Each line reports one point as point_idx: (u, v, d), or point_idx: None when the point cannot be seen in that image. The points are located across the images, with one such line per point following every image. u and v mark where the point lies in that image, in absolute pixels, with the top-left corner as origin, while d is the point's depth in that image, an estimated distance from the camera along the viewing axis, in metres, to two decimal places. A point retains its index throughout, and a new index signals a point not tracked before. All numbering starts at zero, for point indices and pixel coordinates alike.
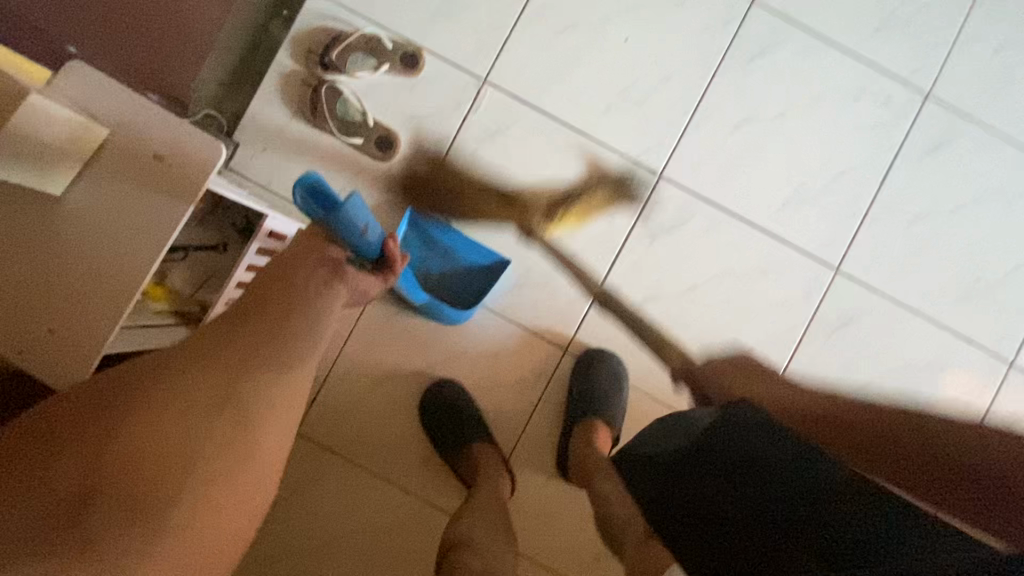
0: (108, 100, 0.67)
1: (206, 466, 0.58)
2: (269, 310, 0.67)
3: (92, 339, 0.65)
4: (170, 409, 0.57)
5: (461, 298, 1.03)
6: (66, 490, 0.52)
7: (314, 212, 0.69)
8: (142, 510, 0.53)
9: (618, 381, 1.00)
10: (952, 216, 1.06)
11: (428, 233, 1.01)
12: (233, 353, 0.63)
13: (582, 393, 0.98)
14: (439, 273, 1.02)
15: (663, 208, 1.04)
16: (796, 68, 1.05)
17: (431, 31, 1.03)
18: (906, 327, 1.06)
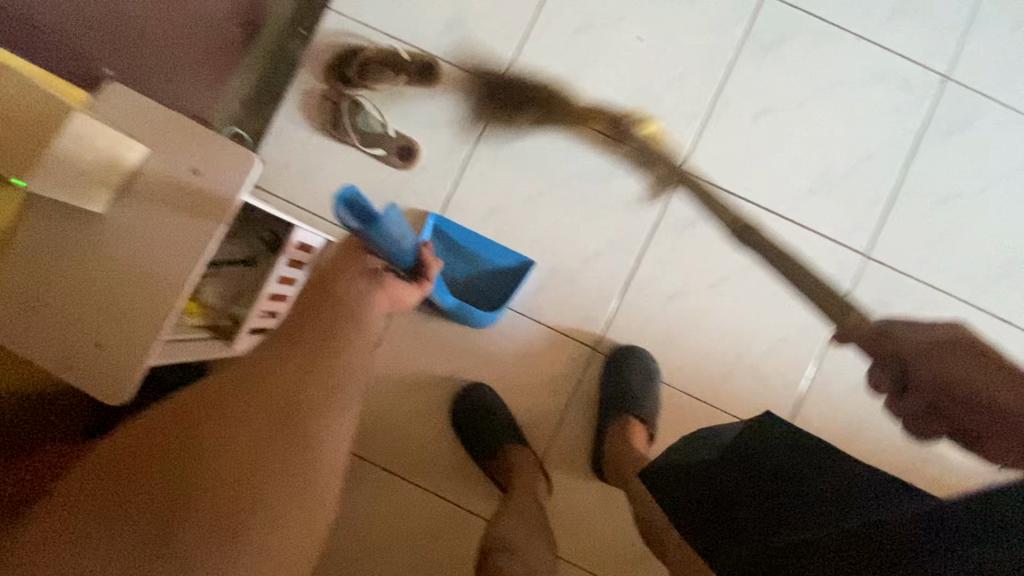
0: (145, 121, 0.70)
1: (281, 488, 0.53)
2: (323, 319, 0.65)
3: (138, 351, 0.67)
4: (243, 421, 0.54)
5: (488, 300, 1.02)
6: (149, 509, 0.48)
7: (351, 227, 0.63)
8: (224, 540, 0.49)
9: (651, 379, 0.97)
10: (982, 195, 1.01)
11: (451, 240, 1.01)
12: (291, 369, 0.60)
13: (613, 392, 0.97)
14: (465, 278, 1.03)
15: (688, 201, 1.02)
16: (814, 54, 1.02)
17: (445, 41, 1.05)
18: (944, 311, 1.01)
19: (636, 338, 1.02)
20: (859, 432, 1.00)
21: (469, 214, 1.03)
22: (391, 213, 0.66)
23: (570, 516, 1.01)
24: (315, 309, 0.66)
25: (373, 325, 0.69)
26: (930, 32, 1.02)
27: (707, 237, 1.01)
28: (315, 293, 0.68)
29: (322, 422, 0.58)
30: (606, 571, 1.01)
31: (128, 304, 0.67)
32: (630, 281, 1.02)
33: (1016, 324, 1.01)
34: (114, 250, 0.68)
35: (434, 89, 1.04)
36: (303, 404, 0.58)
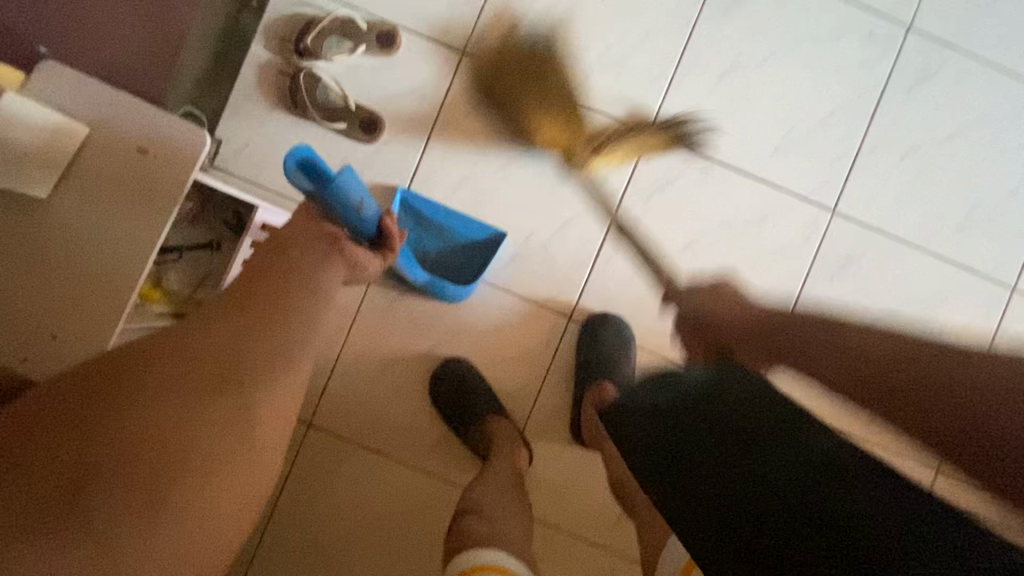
0: (84, 99, 0.66)
1: (211, 449, 0.54)
2: (268, 281, 0.64)
3: (96, 340, 0.65)
4: (163, 393, 0.53)
5: (461, 274, 1.02)
6: (60, 477, 0.48)
7: (306, 188, 0.66)
8: (140, 488, 0.50)
9: (626, 345, 0.99)
10: (944, 146, 1.03)
11: (421, 214, 0.99)
12: (229, 331, 0.59)
13: (589, 358, 0.98)
14: (437, 253, 1.01)
15: (657, 165, 1.01)
16: (777, 10, 1.01)
17: (403, 9, 1.01)
18: (908, 263, 1.03)
19: (611, 305, 1.02)
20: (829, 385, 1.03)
21: (437, 187, 1.01)
22: (346, 176, 0.66)
23: (553, 482, 1.03)
24: (252, 278, 0.64)
25: (329, 286, 0.67)
26: None
27: (677, 200, 1.01)
28: (265, 256, 0.67)
29: (261, 385, 0.58)
30: (588, 532, 1.03)
31: (85, 292, 0.65)
32: (603, 248, 1.02)
33: (976, 272, 1.03)
34: (65, 237, 0.65)
35: (396, 59, 1.01)
36: (230, 378, 0.57)
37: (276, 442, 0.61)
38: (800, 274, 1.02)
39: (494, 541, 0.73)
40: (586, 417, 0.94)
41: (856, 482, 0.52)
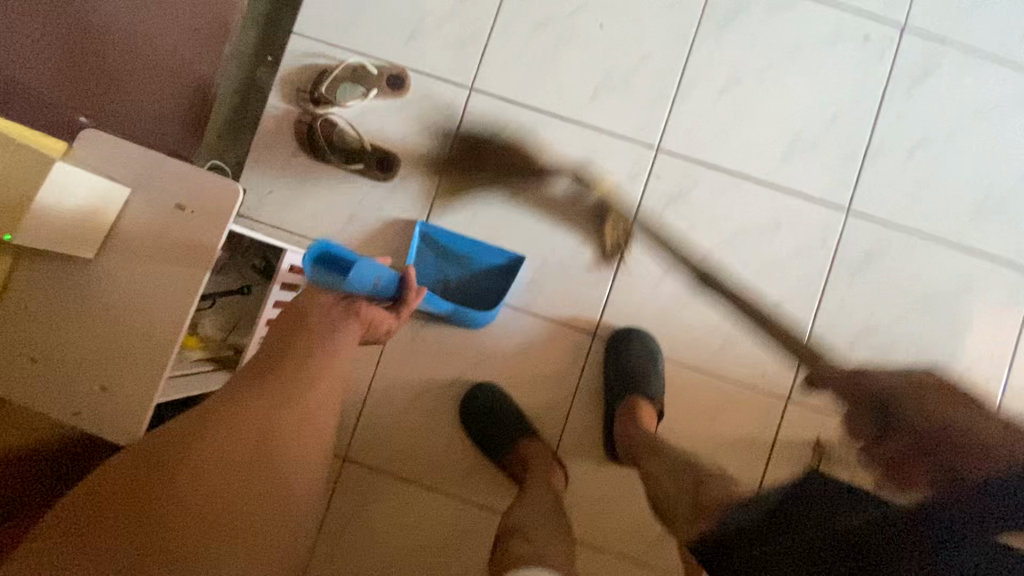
0: (124, 163, 0.70)
1: (256, 514, 0.59)
2: (299, 349, 0.69)
3: (142, 390, 0.68)
4: (212, 463, 0.58)
5: (484, 302, 1.03)
6: (119, 553, 0.52)
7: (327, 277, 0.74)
8: (198, 556, 0.55)
9: (654, 361, 0.99)
10: (951, 139, 1.03)
11: (441, 244, 1.03)
12: (261, 401, 0.64)
13: (615, 373, 0.98)
14: (458, 281, 1.04)
15: (668, 179, 1.03)
16: (771, 21, 1.04)
17: (410, 52, 1.06)
18: (929, 256, 1.02)
19: (633, 320, 1.03)
20: None
21: (454, 218, 1.04)
22: (362, 262, 0.74)
23: (589, 502, 1.02)
24: (281, 348, 0.69)
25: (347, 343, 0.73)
26: None
27: (689, 211, 1.03)
28: (294, 321, 0.71)
29: (294, 450, 0.64)
30: (629, 551, 1.02)
31: (127, 346, 0.68)
32: (621, 264, 1.03)
33: (999, 260, 1.03)
34: (109, 292, 0.69)
35: (407, 99, 1.05)
36: (268, 446, 0.62)
37: (308, 502, 0.66)
38: (820, 275, 1.02)
39: (535, 559, 0.73)
40: (618, 433, 0.94)
41: (921, 513, 0.50)
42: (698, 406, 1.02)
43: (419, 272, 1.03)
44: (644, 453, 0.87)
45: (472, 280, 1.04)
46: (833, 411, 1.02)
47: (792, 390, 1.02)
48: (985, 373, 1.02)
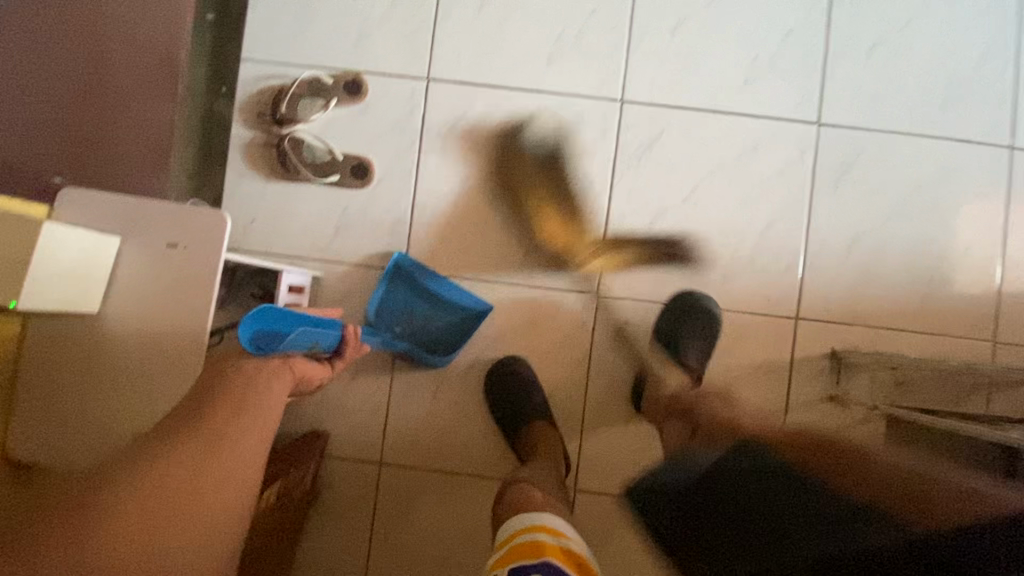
0: (108, 213, 0.71)
1: None
2: (221, 419, 0.64)
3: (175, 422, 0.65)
4: (110, 521, 0.53)
5: (446, 347, 1.03)
6: None
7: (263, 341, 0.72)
8: None
9: (708, 348, 1.01)
10: (903, 32, 1.04)
11: (415, 279, 1.02)
12: (192, 445, 0.60)
13: (665, 335, 1.00)
14: (423, 317, 1.03)
15: (637, 129, 1.04)
16: None
17: (361, 56, 1.07)
18: (903, 152, 1.04)
19: (631, 273, 1.04)
20: (864, 289, 1.04)
21: (437, 209, 1.05)
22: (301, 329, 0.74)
23: (624, 457, 1.04)
24: (203, 389, 0.66)
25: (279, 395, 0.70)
26: None
27: (664, 156, 1.04)
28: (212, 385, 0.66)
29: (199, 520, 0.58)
30: None
31: (148, 389, 0.70)
32: (609, 220, 1.04)
33: (970, 141, 1.04)
34: (120, 342, 0.70)
35: (367, 103, 1.06)
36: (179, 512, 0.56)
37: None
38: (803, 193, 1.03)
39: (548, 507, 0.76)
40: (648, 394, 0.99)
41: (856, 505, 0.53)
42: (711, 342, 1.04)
43: (393, 305, 1.03)
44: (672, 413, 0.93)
45: (439, 322, 1.04)
46: (842, 321, 1.04)
47: (799, 309, 1.04)
48: (980, 253, 1.04)
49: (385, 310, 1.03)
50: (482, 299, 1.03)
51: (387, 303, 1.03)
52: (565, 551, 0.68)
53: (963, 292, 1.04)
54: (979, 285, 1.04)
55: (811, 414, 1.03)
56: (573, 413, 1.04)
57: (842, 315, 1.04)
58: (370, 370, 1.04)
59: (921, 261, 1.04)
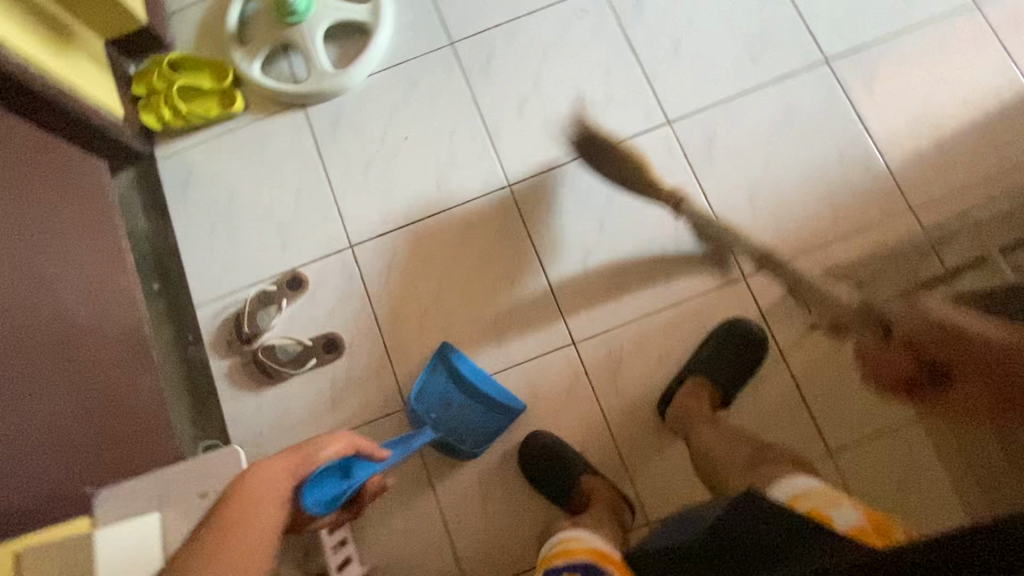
0: (139, 496, 0.80)
1: None
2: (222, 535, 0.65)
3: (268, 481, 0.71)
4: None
5: (475, 440, 1.08)
6: None
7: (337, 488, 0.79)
8: None
9: (740, 376, 1.08)
10: (693, 25, 1.23)
11: (454, 369, 1.09)
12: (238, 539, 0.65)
13: (717, 353, 1.07)
14: (460, 407, 1.10)
15: (533, 197, 1.19)
16: (514, 49, 1.25)
17: (290, 254, 1.22)
18: (746, 109, 1.20)
19: (593, 308, 1.14)
20: (782, 225, 1.15)
21: (409, 342, 1.15)
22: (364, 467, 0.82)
23: (674, 471, 1.07)
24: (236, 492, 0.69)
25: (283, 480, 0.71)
26: None
27: (565, 206, 1.18)
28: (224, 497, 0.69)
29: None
30: None
31: None
32: (550, 278, 1.15)
33: (791, 74, 1.21)
34: None
35: (310, 289, 1.20)
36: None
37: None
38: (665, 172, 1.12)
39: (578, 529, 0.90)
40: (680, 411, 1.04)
41: None
42: (688, 331, 1.12)
43: (437, 396, 1.10)
44: (705, 426, 1.00)
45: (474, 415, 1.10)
46: (782, 260, 1.14)
47: (742, 268, 1.14)
48: (855, 152, 1.17)
49: (427, 397, 1.09)
50: (514, 398, 1.08)
51: (427, 390, 1.10)
52: (598, 554, 0.84)
53: (864, 188, 1.16)
54: (872, 175, 1.16)
55: (806, 350, 1.10)
56: (610, 454, 1.09)
57: (778, 256, 1.14)
58: (418, 510, 1.09)
59: (812, 180, 1.17)
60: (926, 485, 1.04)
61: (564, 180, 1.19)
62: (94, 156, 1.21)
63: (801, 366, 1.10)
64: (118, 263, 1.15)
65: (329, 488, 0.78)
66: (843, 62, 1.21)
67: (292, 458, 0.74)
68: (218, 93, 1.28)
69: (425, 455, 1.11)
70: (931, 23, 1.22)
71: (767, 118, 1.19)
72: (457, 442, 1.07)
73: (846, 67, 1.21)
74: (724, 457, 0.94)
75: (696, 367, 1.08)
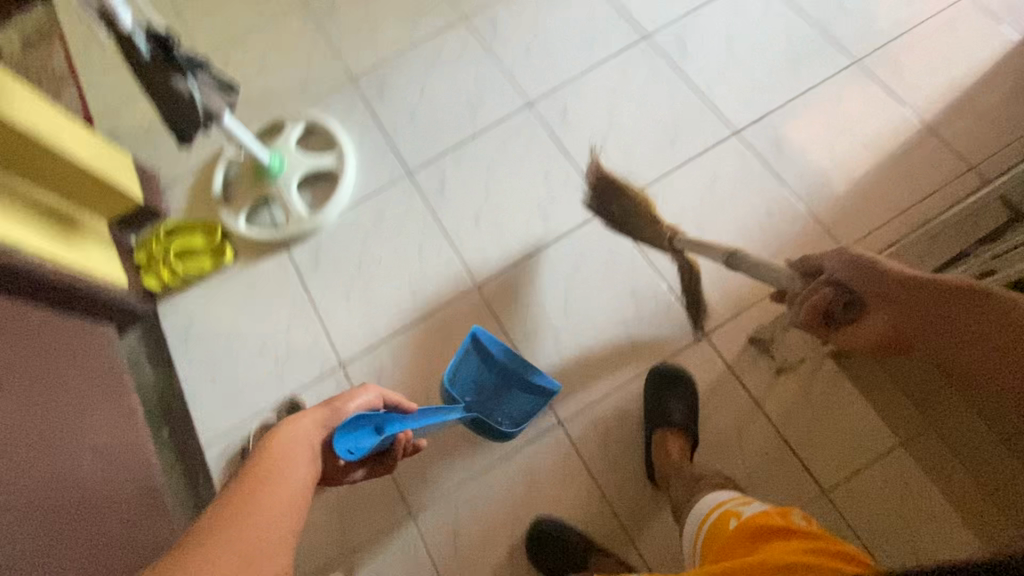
0: None
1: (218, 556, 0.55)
2: (264, 464, 0.67)
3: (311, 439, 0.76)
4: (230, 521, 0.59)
5: (511, 419, 1.19)
6: None
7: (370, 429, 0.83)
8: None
9: (691, 413, 1.13)
10: (614, 121, 1.41)
11: (483, 352, 1.20)
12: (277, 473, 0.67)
13: (656, 397, 1.14)
14: (491, 390, 1.21)
15: (500, 294, 1.30)
16: (464, 170, 1.43)
17: (289, 382, 1.31)
18: (674, 185, 1.34)
19: (572, 387, 1.21)
20: (730, 280, 1.25)
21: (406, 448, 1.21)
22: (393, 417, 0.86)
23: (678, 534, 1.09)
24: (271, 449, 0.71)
25: (315, 433, 0.76)
26: (500, 95, 1.47)
27: (531, 296, 1.29)
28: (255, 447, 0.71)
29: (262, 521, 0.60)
30: None
31: None
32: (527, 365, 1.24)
33: (708, 147, 1.36)
34: None
35: None
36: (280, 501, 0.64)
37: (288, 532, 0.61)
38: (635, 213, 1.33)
39: None
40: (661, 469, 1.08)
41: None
42: None
43: (469, 382, 1.21)
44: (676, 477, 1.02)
45: (504, 395, 1.21)
46: (736, 313, 1.23)
47: (702, 326, 1.22)
48: (780, 206, 1.30)
49: (460, 381, 1.20)
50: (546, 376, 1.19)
51: (460, 376, 1.20)
52: None
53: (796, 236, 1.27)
54: (801, 225, 1.28)
55: (777, 393, 1.16)
56: (613, 527, 1.12)
57: (732, 311, 1.23)
58: None
59: (748, 238, 1.28)
60: (924, 532, 1.05)
61: (526, 273, 1.31)
62: (104, 326, 1.31)
63: (776, 408, 1.15)
64: (132, 419, 1.22)
65: (360, 436, 0.81)
66: (751, 127, 1.35)
67: (320, 411, 0.79)
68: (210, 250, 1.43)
69: (435, 559, 1.13)
70: (821, 83, 1.38)
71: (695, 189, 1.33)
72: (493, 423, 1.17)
73: (755, 131, 1.35)
74: (681, 501, 0.96)
75: (650, 415, 1.13)
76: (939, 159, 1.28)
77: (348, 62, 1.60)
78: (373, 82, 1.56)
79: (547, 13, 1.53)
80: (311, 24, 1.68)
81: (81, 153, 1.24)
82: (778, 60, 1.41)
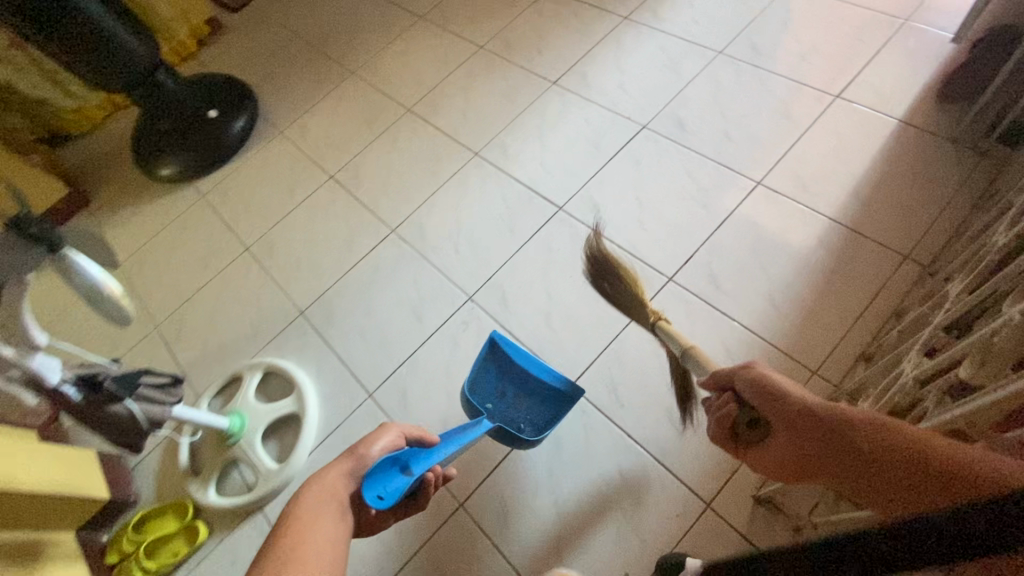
0: None
1: None
2: (305, 510, 0.86)
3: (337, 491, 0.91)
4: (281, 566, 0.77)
5: (534, 427, 1.25)
6: None
7: (398, 471, 0.93)
8: None
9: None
10: (553, 296, 1.46)
11: (501, 362, 1.31)
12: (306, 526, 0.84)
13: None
14: (512, 397, 1.29)
15: (486, 509, 1.23)
16: (423, 378, 1.44)
17: None
18: (628, 345, 1.34)
19: None
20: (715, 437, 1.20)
21: None
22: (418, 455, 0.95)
23: None
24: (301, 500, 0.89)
25: (339, 485, 0.93)
26: (443, 297, 1.55)
27: (519, 502, 1.22)
28: (292, 497, 0.89)
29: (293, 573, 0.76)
30: None
31: None
32: None
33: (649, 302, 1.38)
34: None
35: None
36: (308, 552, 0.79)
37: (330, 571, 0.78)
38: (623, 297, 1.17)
39: None
40: None
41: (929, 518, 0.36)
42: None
43: (492, 388, 1.29)
44: None
45: (525, 405, 1.28)
46: (732, 469, 1.16)
47: (702, 494, 1.15)
48: (736, 341, 1.28)
49: (481, 389, 1.28)
50: (564, 380, 1.27)
51: (481, 383, 1.29)
52: None
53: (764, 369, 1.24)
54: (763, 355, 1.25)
55: None
56: None
57: (727, 468, 1.16)
58: None
59: None
60: None
61: (508, 479, 1.25)
62: None
63: None
64: None
65: (387, 482, 0.91)
66: (681, 272, 1.40)
67: (347, 462, 0.96)
68: (184, 529, 1.37)
69: None
70: (732, 213, 1.45)
71: (649, 344, 1.33)
72: (516, 431, 1.23)
73: (686, 275, 1.40)
74: None
75: None
76: (869, 257, 1.30)
77: (296, 297, 1.69)
78: (322, 311, 1.63)
79: (467, 209, 1.69)
80: (258, 269, 1.80)
81: (33, 483, 1.17)
82: (685, 202, 1.51)
